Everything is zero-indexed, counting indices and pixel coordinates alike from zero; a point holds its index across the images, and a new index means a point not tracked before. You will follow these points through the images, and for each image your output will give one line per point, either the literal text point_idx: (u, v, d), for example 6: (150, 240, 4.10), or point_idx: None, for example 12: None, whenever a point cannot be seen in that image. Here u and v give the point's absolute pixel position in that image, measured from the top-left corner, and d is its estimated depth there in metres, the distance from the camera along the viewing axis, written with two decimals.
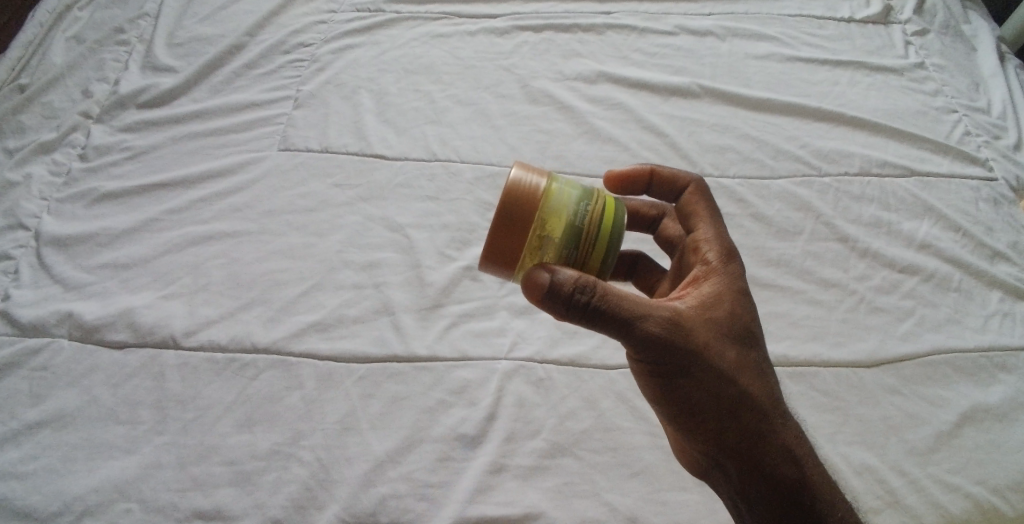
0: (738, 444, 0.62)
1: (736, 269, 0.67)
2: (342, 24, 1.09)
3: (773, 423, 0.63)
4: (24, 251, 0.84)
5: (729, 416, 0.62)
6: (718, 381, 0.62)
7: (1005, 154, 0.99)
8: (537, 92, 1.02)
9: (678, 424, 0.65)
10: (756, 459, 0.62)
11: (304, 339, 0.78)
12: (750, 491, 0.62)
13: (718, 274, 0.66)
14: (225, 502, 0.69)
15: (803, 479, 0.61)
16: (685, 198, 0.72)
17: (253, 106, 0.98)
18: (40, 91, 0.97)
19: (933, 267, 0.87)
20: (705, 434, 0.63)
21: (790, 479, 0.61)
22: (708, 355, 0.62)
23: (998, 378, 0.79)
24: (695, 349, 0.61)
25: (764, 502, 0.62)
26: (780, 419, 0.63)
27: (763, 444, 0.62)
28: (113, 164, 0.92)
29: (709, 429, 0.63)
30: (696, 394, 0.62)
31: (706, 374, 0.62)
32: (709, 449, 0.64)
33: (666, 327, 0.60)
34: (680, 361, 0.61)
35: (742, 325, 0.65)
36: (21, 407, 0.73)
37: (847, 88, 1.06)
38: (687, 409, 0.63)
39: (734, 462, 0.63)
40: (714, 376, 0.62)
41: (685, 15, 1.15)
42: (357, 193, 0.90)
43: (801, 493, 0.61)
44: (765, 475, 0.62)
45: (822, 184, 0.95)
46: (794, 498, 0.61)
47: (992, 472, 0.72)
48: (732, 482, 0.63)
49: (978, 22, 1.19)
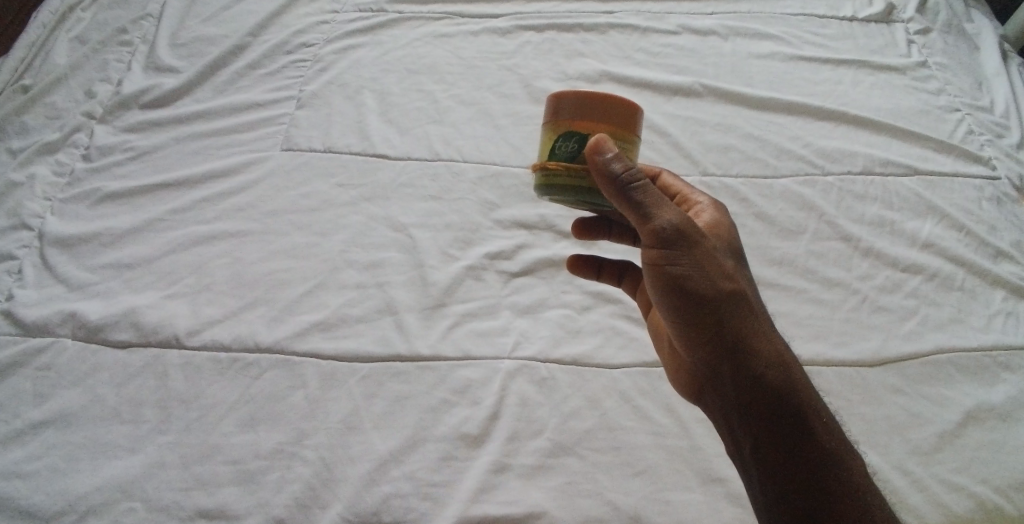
0: (736, 346, 0.63)
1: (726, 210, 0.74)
2: (345, 24, 1.09)
3: (766, 331, 0.65)
4: (28, 250, 0.84)
5: (732, 314, 0.63)
6: (721, 280, 0.63)
7: (1007, 153, 0.99)
8: (540, 92, 1.03)
9: (681, 329, 0.65)
10: (753, 356, 0.63)
11: (307, 338, 0.78)
12: (743, 400, 0.62)
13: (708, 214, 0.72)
14: (229, 501, 0.69)
15: (791, 387, 0.62)
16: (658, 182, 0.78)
17: (256, 106, 0.98)
18: (43, 91, 0.97)
19: (936, 266, 0.87)
20: (707, 336, 0.64)
21: (779, 385, 0.62)
22: (712, 257, 0.64)
23: (1001, 377, 0.79)
24: (702, 248, 0.63)
25: (755, 409, 0.62)
26: (772, 329, 0.65)
27: (760, 348, 0.63)
28: (117, 163, 0.92)
29: (711, 331, 0.63)
30: (701, 293, 0.63)
31: (713, 270, 0.63)
32: (711, 349, 0.64)
33: (679, 220, 0.63)
34: (690, 255, 0.63)
35: (734, 248, 0.70)
36: (26, 406, 0.73)
37: (850, 87, 1.06)
38: (694, 307, 0.63)
39: (731, 366, 0.63)
40: (718, 274, 0.63)
41: (687, 15, 1.15)
42: (361, 193, 0.90)
43: (788, 400, 0.62)
44: (759, 380, 0.62)
45: (826, 183, 0.95)
46: (781, 404, 0.62)
47: (995, 471, 0.72)
48: (726, 391, 0.63)
49: (981, 21, 1.19)
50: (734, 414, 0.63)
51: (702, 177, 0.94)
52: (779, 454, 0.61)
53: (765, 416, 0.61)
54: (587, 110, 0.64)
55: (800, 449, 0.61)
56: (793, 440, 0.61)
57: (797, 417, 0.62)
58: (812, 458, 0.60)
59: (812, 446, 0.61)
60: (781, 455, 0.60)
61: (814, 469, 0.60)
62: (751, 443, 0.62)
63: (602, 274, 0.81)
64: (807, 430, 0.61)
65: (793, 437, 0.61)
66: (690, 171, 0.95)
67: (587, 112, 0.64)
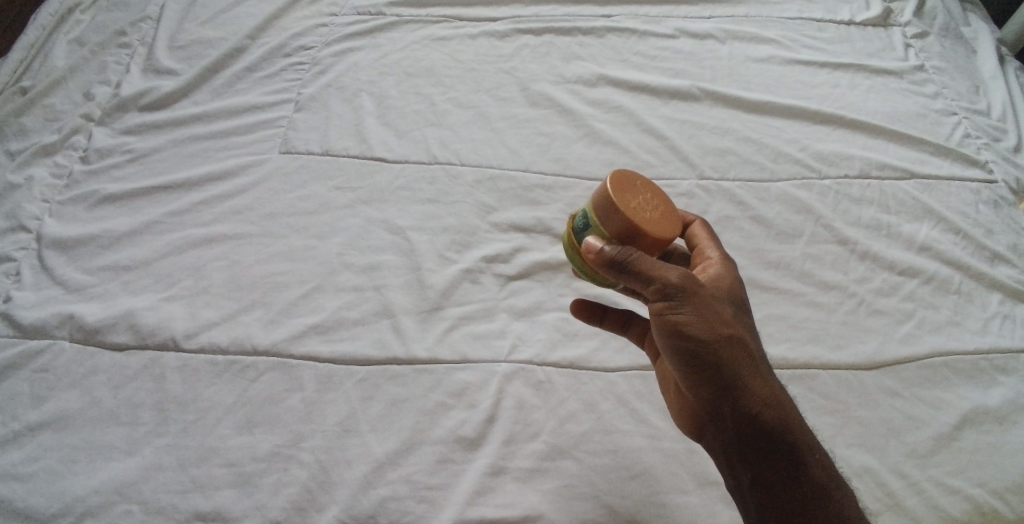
0: (734, 389, 0.63)
1: (735, 266, 0.71)
2: (344, 27, 1.09)
3: (764, 372, 0.65)
4: (25, 252, 0.84)
5: (731, 358, 0.64)
6: (722, 329, 0.64)
7: (1004, 156, 0.99)
8: (537, 95, 1.03)
9: (684, 376, 0.66)
10: (750, 396, 0.63)
11: (305, 341, 0.78)
12: (742, 437, 0.63)
13: (719, 260, 0.71)
14: (226, 503, 0.69)
15: (788, 423, 0.63)
16: (687, 228, 0.76)
17: (255, 109, 0.98)
18: (42, 93, 0.97)
19: (934, 269, 0.87)
20: (707, 383, 0.64)
21: (775, 423, 0.62)
22: (715, 310, 0.64)
23: (997, 380, 0.79)
24: (707, 301, 0.65)
25: (754, 444, 0.62)
26: (770, 371, 0.65)
27: (760, 390, 0.63)
28: (116, 166, 0.92)
29: (710, 378, 0.64)
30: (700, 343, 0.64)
31: (711, 319, 0.64)
32: (711, 389, 0.64)
33: (679, 281, 0.64)
34: (692, 308, 0.64)
35: (736, 295, 0.68)
36: (23, 408, 0.73)
37: (847, 90, 1.06)
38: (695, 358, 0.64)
39: (733, 408, 0.63)
40: (718, 322, 0.64)
41: (685, 18, 1.15)
42: (359, 195, 0.91)
43: (781, 438, 0.62)
44: (755, 420, 0.63)
45: (823, 186, 0.95)
46: (778, 443, 0.62)
47: (992, 474, 0.72)
48: (728, 430, 0.64)
49: (978, 25, 1.19)
50: (735, 451, 0.64)
51: (699, 180, 0.95)
52: (776, 487, 0.61)
53: (761, 450, 0.62)
54: (608, 215, 0.64)
55: (797, 484, 0.61)
56: (789, 475, 0.61)
57: (788, 448, 0.63)
58: (809, 493, 0.61)
59: (804, 480, 0.61)
60: (776, 487, 0.61)
61: (808, 502, 0.61)
62: (750, 475, 0.63)
63: (605, 322, 0.77)
64: (802, 466, 0.62)
65: (785, 472, 0.62)
66: (687, 175, 0.95)
67: (607, 217, 0.64)
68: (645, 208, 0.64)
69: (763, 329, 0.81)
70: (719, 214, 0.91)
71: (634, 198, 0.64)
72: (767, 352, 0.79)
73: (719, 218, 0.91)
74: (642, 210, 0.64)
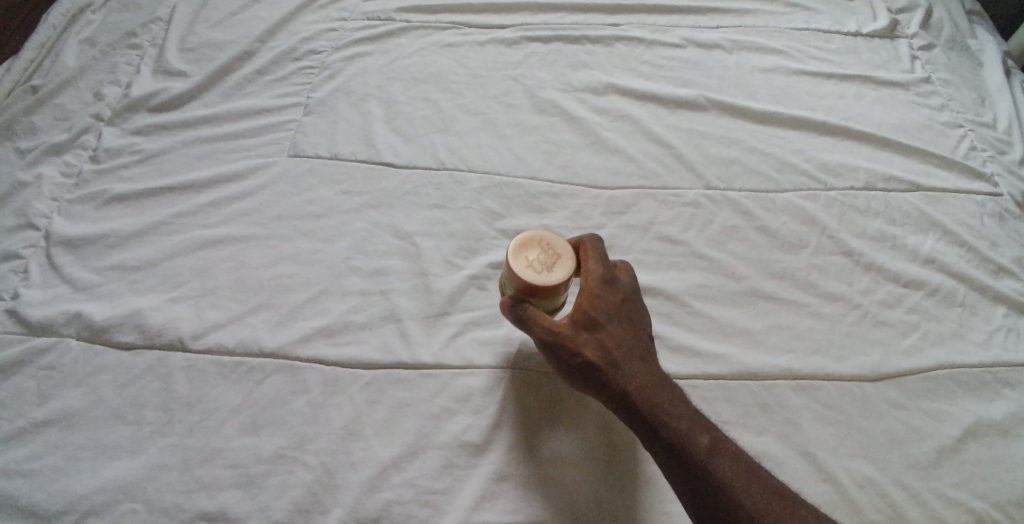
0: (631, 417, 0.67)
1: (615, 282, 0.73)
2: (353, 32, 1.10)
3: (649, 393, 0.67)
4: (34, 250, 0.85)
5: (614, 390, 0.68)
6: (621, 366, 0.68)
7: (1010, 169, 1.00)
8: (545, 102, 1.03)
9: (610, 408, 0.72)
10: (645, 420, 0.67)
11: (311, 344, 0.78)
12: (665, 459, 0.66)
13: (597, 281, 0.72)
14: (230, 504, 0.69)
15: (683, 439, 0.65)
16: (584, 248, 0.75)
17: (263, 112, 0.99)
18: (52, 92, 0.98)
19: (938, 281, 0.87)
20: (625, 417, 0.68)
21: (671, 440, 0.65)
22: (616, 345, 0.70)
23: (1000, 393, 0.79)
24: (580, 341, 0.69)
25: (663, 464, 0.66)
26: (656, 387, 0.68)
27: (652, 411, 0.67)
28: (124, 166, 0.93)
29: (623, 412, 0.68)
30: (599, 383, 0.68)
31: (586, 358, 0.69)
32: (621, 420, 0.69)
33: (549, 333, 0.69)
34: (568, 352, 0.69)
35: (615, 319, 0.71)
36: (29, 405, 0.74)
37: (853, 102, 1.07)
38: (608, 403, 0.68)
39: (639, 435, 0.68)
40: (593, 359, 0.69)
41: (692, 28, 1.16)
42: (366, 200, 0.91)
43: (682, 447, 0.65)
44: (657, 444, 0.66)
45: (828, 197, 0.95)
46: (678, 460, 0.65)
47: (994, 487, 0.73)
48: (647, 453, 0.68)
49: (984, 37, 1.20)
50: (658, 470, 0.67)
51: (705, 190, 0.95)
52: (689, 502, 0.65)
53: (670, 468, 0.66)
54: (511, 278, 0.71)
55: (704, 497, 0.64)
56: (695, 489, 0.64)
57: (711, 457, 0.65)
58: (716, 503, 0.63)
59: (713, 492, 0.63)
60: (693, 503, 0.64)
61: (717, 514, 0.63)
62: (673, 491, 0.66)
63: None
64: (703, 477, 0.64)
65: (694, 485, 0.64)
66: (693, 184, 0.95)
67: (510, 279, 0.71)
68: (534, 265, 0.70)
69: (767, 339, 0.81)
70: (725, 224, 0.92)
71: (530, 257, 0.71)
72: (771, 362, 0.80)
73: (724, 227, 0.91)
74: (531, 266, 0.70)
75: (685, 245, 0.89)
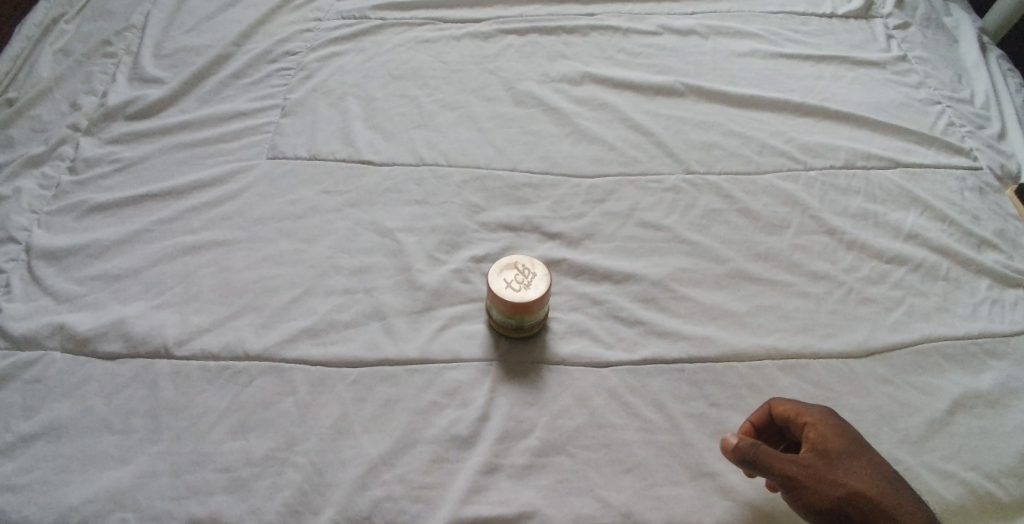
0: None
1: (798, 411, 0.68)
2: (328, 31, 1.10)
3: (885, 505, 0.61)
4: (15, 263, 0.84)
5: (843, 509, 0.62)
6: (860, 482, 0.63)
7: (988, 143, 1.00)
8: (523, 94, 1.03)
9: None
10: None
11: (296, 344, 0.78)
12: None
13: (801, 415, 0.68)
14: (221, 509, 0.69)
15: None
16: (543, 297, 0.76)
17: (241, 115, 0.99)
18: (28, 104, 0.97)
19: (921, 256, 0.88)
20: (867, 480, 0.63)
21: None
22: (870, 469, 0.64)
23: (987, 364, 0.80)
24: (834, 464, 0.64)
25: None
26: (876, 499, 0.62)
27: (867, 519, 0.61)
28: (103, 176, 0.92)
29: (876, 473, 0.64)
30: (864, 447, 0.65)
31: (825, 483, 0.62)
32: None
33: (782, 466, 0.64)
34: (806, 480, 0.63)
35: (824, 446, 0.65)
36: (15, 419, 0.73)
37: (831, 82, 1.07)
38: (833, 475, 0.63)
39: None
40: (833, 483, 0.62)
41: (668, 15, 1.16)
42: (347, 198, 0.91)
43: None
44: None
45: (809, 177, 0.95)
46: None
47: (984, 457, 0.73)
48: None
49: (959, 14, 1.20)
50: None
51: (686, 175, 0.95)
52: None
53: None
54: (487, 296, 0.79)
55: None
56: None
57: None
58: None
59: None
60: None
61: None
62: None
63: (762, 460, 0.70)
64: None
65: None
66: (674, 170, 0.95)
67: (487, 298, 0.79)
68: (502, 285, 0.77)
69: (753, 320, 0.82)
70: (707, 208, 0.92)
71: (503, 280, 0.77)
72: (757, 342, 0.80)
73: (706, 211, 0.91)
74: (498, 286, 0.77)
75: (668, 230, 0.89)
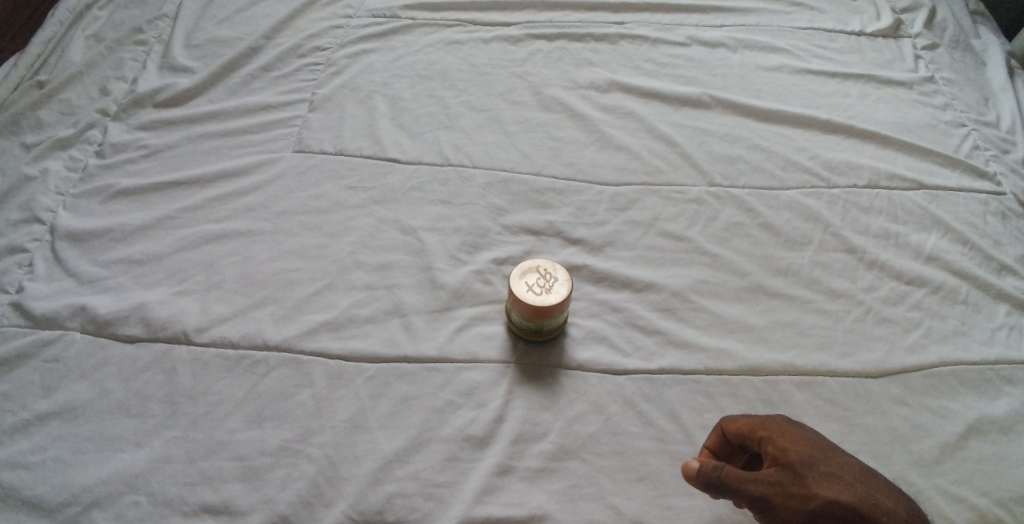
0: None
1: (754, 423, 0.67)
2: (358, 29, 1.11)
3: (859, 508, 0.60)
4: (39, 244, 0.85)
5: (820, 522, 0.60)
6: (834, 488, 0.61)
7: (1013, 168, 1.00)
8: (549, 100, 1.04)
9: None
10: None
11: (316, 338, 0.78)
12: None
13: (754, 427, 0.67)
14: (234, 497, 0.69)
15: None
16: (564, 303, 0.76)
17: (270, 108, 0.99)
18: (59, 88, 0.98)
19: (941, 279, 0.88)
20: (838, 487, 0.62)
21: None
22: (844, 473, 0.63)
23: (1003, 390, 0.79)
24: (801, 477, 0.62)
25: None
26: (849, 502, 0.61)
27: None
28: (130, 161, 0.93)
29: (846, 478, 0.62)
30: (828, 451, 0.64)
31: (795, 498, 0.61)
32: None
33: (747, 484, 0.63)
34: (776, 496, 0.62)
35: (786, 455, 0.64)
36: (33, 397, 0.74)
37: (857, 101, 1.07)
38: (801, 489, 0.61)
39: None
40: (803, 496, 0.61)
41: (697, 27, 1.16)
42: (372, 195, 0.91)
43: None
44: None
45: (831, 195, 0.95)
46: None
47: (998, 483, 0.73)
48: None
49: (988, 37, 1.20)
50: None
51: (709, 187, 0.95)
52: None
53: None
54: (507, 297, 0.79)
55: None
56: None
57: None
58: None
59: None
60: None
61: None
62: None
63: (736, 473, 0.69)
64: None
65: None
66: (698, 181, 0.96)
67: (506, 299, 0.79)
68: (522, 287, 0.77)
69: (771, 334, 0.81)
70: (729, 221, 0.92)
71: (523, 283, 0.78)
72: (775, 357, 0.80)
73: (728, 224, 0.91)
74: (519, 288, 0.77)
75: (689, 242, 0.89)
